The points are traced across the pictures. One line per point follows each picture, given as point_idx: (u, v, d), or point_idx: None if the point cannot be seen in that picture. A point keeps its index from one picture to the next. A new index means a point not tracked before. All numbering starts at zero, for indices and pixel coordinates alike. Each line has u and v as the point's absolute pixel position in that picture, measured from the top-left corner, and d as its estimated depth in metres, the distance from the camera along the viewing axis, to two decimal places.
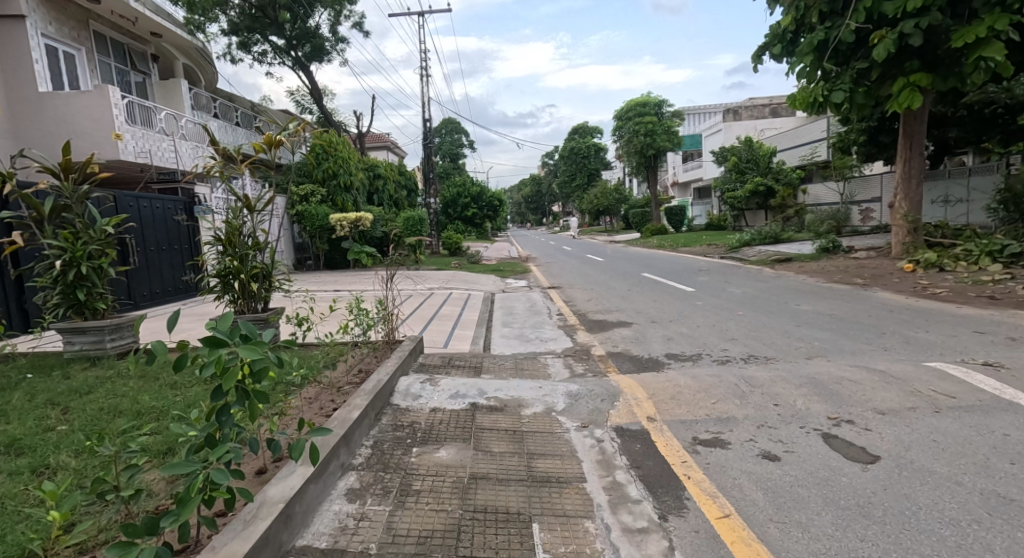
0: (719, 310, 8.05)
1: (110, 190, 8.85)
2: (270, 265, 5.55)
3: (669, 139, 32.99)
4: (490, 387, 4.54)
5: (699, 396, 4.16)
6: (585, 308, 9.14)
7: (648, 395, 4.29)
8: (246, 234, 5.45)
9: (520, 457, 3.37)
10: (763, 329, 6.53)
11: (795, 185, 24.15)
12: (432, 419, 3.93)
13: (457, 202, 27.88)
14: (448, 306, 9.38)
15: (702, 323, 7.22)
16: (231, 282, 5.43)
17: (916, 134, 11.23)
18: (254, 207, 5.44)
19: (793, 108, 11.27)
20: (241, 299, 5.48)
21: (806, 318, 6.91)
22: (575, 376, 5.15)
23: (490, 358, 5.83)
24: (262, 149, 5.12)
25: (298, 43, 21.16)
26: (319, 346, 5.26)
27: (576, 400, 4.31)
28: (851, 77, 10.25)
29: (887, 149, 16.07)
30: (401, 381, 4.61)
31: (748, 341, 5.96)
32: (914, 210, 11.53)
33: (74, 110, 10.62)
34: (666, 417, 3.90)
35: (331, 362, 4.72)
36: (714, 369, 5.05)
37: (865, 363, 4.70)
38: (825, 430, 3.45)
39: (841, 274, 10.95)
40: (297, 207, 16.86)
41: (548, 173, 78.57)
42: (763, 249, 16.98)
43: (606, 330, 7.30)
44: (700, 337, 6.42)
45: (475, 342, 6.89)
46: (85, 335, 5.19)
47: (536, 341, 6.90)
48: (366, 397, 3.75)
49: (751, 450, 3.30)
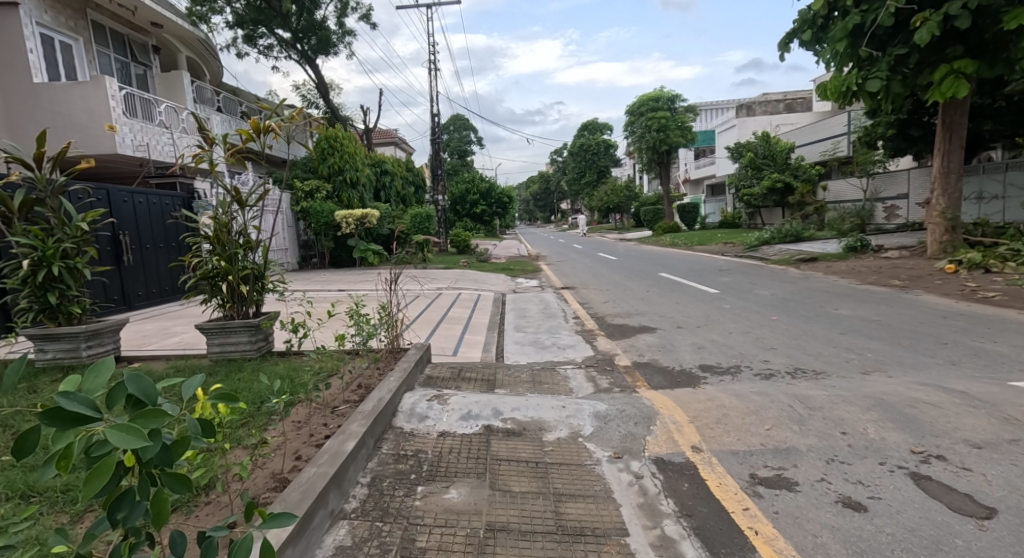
0: (750, 314, 7.44)
1: (101, 185, 8.37)
2: (262, 266, 5.04)
3: (682, 135, 32.24)
4: (506, 405, 3.99)
5: (750, 420, 3.58)
6: (602, 311, 8.56)
7: (690, 417, 3.71)
8: (235, 232, 4.93)
9: (546, 499, 2.82)
10: (804, 337, 5.92)
11: (814, 182, 23.38)
12: (439, 447, 3.39)
13: (465, 199, 27.37)
14: (457, 308, 8.83)
15: (733, 329, 6.63)
16: (219, 284, 4.87)
17: (956, 126, 10.53)
18: (245, 201, 4.92)
19: (824, 99, 10.62)
20: (231, 303, 4.94)
21: (850, 325, 6.30)
22: (600, 392, 4.58)
23: (503, 369, 5.28)
24: (249, 137, 4.57)
25: (303, 36, 20.69)
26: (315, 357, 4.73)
27: (605, 423, 3.75)
28: (888, 64, 9.60)
29: (917, 144, 15.31)
30: (406, 397, 4.08)
31: (791, 352, 5.37)
32: (953, 207, 10.85)
33: (70, 102, 10.17)
34: (713, 446, 3.33)
35: (328, 377, 4.21)
36: (758, 385, 4.46)
37: (936, 381, 4.11)
38: (912, 469, 2.88)
39: (875, 275, 10.29)
40: (302, 203, 16.40)
41: (556, 169, 77.83)
42: (784, 248, 16.30)
43: (628, 337, 6.73)
44: (735, 345, 5.82)
45: (486, 349, 6.34)
46: (58, 341, 4.68)
47: (552, 348, 6.35)
48: (363, 423, 3.20)
49: (826, 495, 2.72)
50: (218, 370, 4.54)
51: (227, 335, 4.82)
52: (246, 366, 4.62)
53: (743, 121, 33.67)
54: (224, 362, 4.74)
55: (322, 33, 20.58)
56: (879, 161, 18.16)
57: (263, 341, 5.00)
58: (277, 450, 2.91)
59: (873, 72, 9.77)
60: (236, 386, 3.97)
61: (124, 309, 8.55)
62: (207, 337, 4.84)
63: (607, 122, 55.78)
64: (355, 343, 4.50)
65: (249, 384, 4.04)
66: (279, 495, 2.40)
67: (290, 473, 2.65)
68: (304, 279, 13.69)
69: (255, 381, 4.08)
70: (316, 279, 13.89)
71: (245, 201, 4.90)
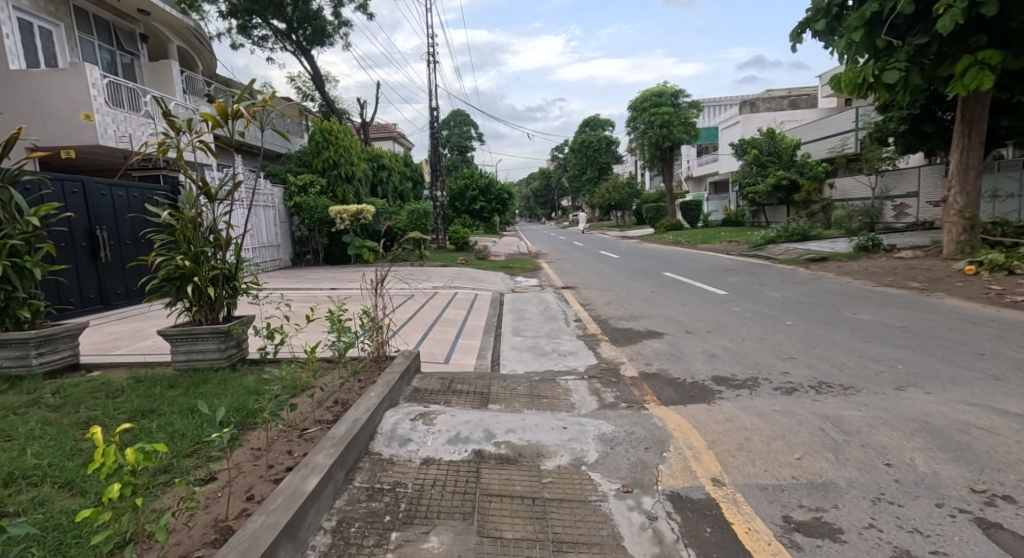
0: (763, 318, 6.98)
1: (76, 178, 7.91)
2: (237, 265, 4.61)
3: (686, 131, 31.69)
4: (500, 425, 3.54)
5: (777, 447, 3.12)
6: (605, 314, 8.11)
7: (708, 443, 3.26)
8: (203, 230, 4.48)
9: (545, 550, 2.37)
10: (826, 345, 5.45)
11: (821, 179, 22.89)
12: (421, 479, 2.94)
13: (465, 195, 26.86)
14: (452, 310, 8.38)
15: (747, 335, 6.17)
16: (185, 286, 4.41)
17: (977, 120, 10.04)
18: (213, 194, 4.47)
19: (837, 91, 10.16)
20: (198, 307, 4.48)
21: (873, 332, 5.83)
22: (605, 409, 4.13)
23: (498, 380, 4.83)
24: (216, 123, 4.14)
25: (298, 26, 20.20)
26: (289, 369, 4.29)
27: (611, 448, 3.31)
28: (907, 54, 9.12)
29: (931, 140, 14.80)
30: (387, 416, 3.63)
31: (814, 363, 4.90)
32: (971, 205, 10.36)
33: (47, 90, 9.69)
34: (738, 480, 2.87)
35: (301, 392, 3.77)
36: (781, 402, 4.01)
37: (983, 401, 3.66)
38: (977, 515, 2.43)
39: (890, 276, 9.82)
40: (295, 198, 15.87)
41: (557, 166, 77.25)
42: (791, 247, 15.85)
43: (634, 343, 6.28)
44: (751, 354, 5.36)
45: (481, 356, 5.89)
46: (5, 349, 4.23)
47: (552, 356, 5.89)
48: (331, 453, 2.74)
49: (878, 548, 2.28)
50: (184, 381, 4.10)
51: (193, 341, 4.37)
52: (213, 377, 4.16)
53: (747, 118, 33.14)
54: (189, 372, 4.29)
55: (318, 24, 20.07)
56: (889, 158, 17.65)
57: (234, 348, 4.55)
58: (224, 488, 2.46)
59: (891, 62, 9.28)
60: (195, 402, 3.52)
61: (99, 310, 8.11)
62: (171, 344, 4.39)
63: (609, 118, 55.23)
64: (333, 349, 4.08)
65: (213, 398, 3.61)
66: (214, 553, 1.95)
67: (235, 520, 2.19)
68: (279, 278, 13.06)
69: (218, 397, 3.64)
70: (292, 278, 13.28)
71: (220, 194, 4.50)
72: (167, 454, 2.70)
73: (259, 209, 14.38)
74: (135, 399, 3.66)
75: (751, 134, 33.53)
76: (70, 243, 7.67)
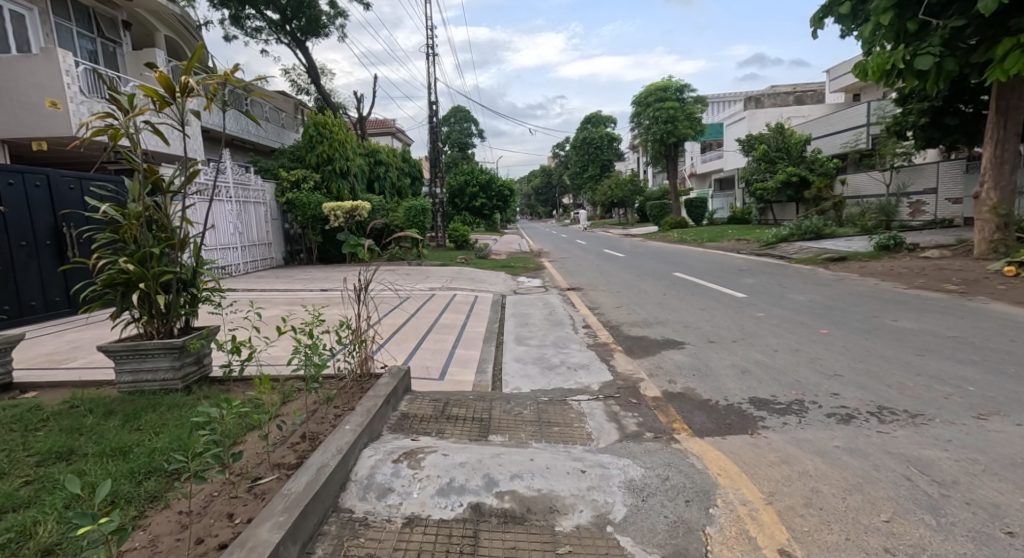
0: (793, 326, 6.30)
1: (39, 168, 7.26)
2: (196, 269, 3.94)
3: (691, 126, 30.97)
4: (504, 468, 2.87)
5: (856, 504, 2.45)
6: (616, 319, 7.46)
7: (766, 496, 2.59)
8: (152, 227, 3.80)
9: None
10: (874, 360, 4.77)
11: (832, 175, 22.16)
12: (400, 550, 2.28)
13: (464, 191, 26.13)
14: (449, 315, 7.74)
15: (780, 346, 5.49)
16: (131, 295, 3.72)
17: (1013, 110, 9.37)
18: (166, 185, 3.79)
19: (863, 79, 9.54)
20: (149, 319, 3.80)
21: (923, 342, 5.15)
22: (627, 442, 3.48)
23: (500, 402, 4.17)
24: (162, 100, 3.48)
25: (292, 16, 19.56)
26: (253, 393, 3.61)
27: (643, 502, 2.64)
28: (942, 37, 8.49)
29: (952, 134, 14.09)
30: (364, 456, 2.96)
31: (866, 383, 4.21)
32: (1006, 201, 9.66)
33: (17, 76, 9.00)
34: (813, 553, 2.20)
35: (257, 428, 3.10)
36: (840, 435, 3.33)
37: None
38: None
39: (921, 278, 9.13)
40: (287, 194, 15.19)
41: (557, 163, 76.49)
42: (804, 246, 15.18)
43: (652, 355, 5.61)
44: (789, 370, 4.68)
45: (481, 370, 5.24)
46: None
47: (561, 370, 5.21)
48: (279, 527, 2.07)
49: None
50: (127, 406, 3.44)
51: (142, 358, 3.71)
52: (163, 401, 3.49)
53: (752, 113, 32.37)
54: (136, 397, 3.63)
55: (311, 14, 19.37)
56: (906, 152, 16.94)
57: (192, 366, 3.89)
58: None
59: (924, 47, 8.59)
60: (126, 440, 2.85)
61: (65, 314, 7.51)
62: (115, 361, 3.72)
63: (610, 115, 54.45)
64: (302, 368, 3.44)
65: (151, 433, 2.94)
66: None
67: None
68: (267, 279, 12.38)
69: (157, 432, 2.97)
70: (281, 278, 12.63)
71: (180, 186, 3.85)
72: (57, 528, 2.04)
73: (251, 205, 13.72)
74: (54, 435, 2.98)
75: (758, 129, 32.77)
76: (32, 241, 7.05)
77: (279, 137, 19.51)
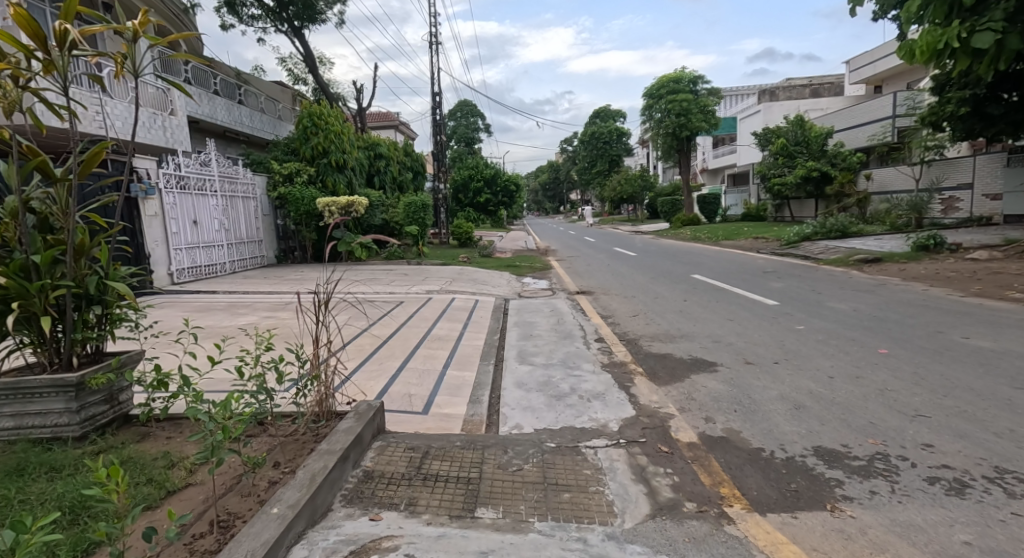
0: (844, 344, 5.35)
1: None
2: (102, 280, 3.05)
3: (705, 119, 29.80)
4: None
5: None
6: (634, 332, 6.54)
7: None
8: (37, 228, 2.92)
9: None
10: (962, 394, 3.84)
11: (855, 170, 21.06)
12: None
13: (469, 186, 25.21)
14: (444, 325, 6.85)
15: (835, 372, 4.55)
16: (12, 317, 2.84)
17: None
18: (53, 172, 2.88)
19: (908, 61, 8.54)
20: (41, 344, 2.95)
21: (1016, 370, 4.22)
22: (663, 518, 2.59)
23: (496, 452, 3.27)
24: (36, 57, 2.56)
25: (287, 3, 18.74)
26: (162, 457, 2.73)
27: None
28: (1005, 10, 7.49)
29: (995, 124, 12.97)
30: None
31: (965, 429, 3.28)
32: None
33: None
34: None
35: (140, 519, 2.20)
36: (962, 519, 2.41)
37: None
38: None
39: (976, 283, 8.14)
40: (279, 188, 14.34)
41: (565, 159, 75.21)
42: (831, 245, 14.17)
43: (680, 381, 4.69)
44: (857, 407, 3.76)
45: (474, 400, 4.36)
46: None
47: (571, 401, 4.30)
48: None
49: None
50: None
51: (27, 401, 2.86)
52: (40, 459, 2.62)
53: (768, 106, 31.13)
54: (13, 449, 2.77)
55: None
56: (939, 145, 15.84)
57: (99, 408, 3.02)
58: None
59: (984, 23, 7.55)
60: None
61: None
62: None
63: (620, 109, 53.14)
64: (205, 427, 2.42)
65: None
66: None
67: None
68: (256, 279, 11.54)
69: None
70: (271, 278, 11.77)
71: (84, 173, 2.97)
72: None
73: (238, 200, 12.91)
74: None
75: (774, 123, 31.55)
76: None
77: (275, 130, 18.72)
